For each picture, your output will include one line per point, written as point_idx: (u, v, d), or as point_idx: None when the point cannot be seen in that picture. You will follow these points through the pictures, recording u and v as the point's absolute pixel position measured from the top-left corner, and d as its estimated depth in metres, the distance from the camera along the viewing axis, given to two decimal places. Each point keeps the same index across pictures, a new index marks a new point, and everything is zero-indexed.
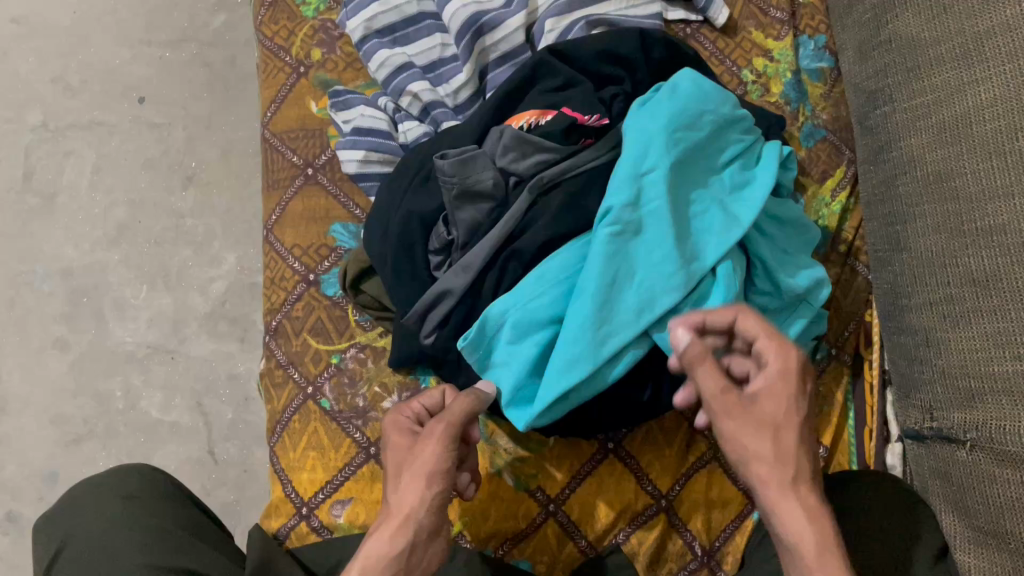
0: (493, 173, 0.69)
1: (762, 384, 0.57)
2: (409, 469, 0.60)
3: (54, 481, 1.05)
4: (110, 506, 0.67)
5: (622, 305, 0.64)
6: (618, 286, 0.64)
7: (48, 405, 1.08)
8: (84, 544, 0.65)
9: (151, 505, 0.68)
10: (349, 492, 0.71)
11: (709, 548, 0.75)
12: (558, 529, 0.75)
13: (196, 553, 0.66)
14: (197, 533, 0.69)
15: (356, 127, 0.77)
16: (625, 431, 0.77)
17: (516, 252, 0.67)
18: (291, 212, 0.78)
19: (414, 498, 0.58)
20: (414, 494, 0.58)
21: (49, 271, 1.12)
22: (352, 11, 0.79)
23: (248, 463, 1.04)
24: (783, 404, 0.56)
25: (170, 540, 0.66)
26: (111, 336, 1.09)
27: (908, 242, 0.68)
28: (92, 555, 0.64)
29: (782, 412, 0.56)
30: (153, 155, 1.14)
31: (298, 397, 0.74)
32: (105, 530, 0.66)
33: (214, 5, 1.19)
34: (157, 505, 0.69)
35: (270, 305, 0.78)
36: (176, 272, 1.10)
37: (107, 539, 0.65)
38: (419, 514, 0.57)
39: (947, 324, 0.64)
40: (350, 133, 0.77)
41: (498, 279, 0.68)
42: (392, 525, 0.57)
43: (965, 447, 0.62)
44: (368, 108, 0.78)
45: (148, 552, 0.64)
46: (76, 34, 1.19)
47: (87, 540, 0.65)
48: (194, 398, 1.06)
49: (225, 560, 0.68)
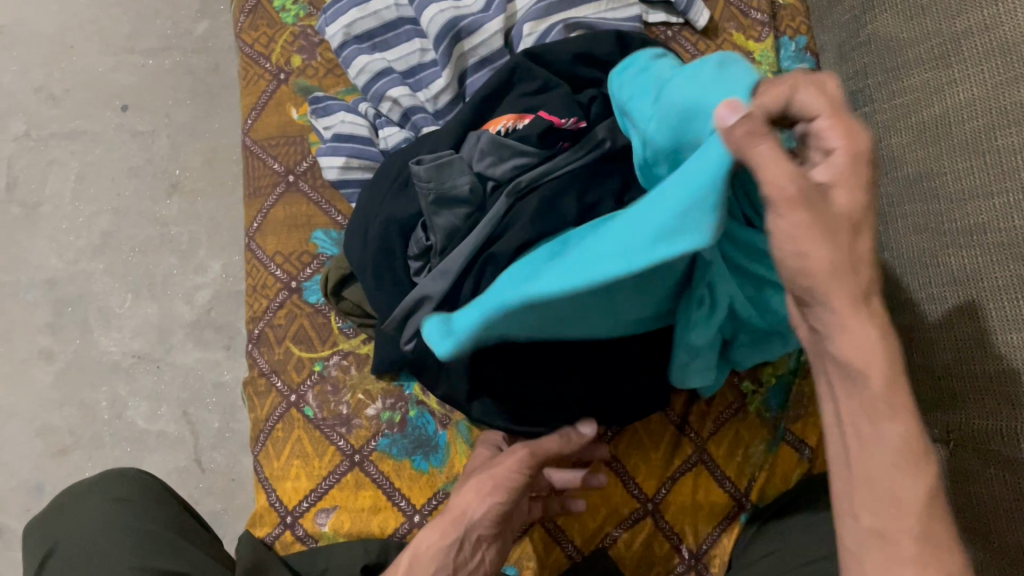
0: (469, 179, 0.65)
1: (827, 175, 0.43)
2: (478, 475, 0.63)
3: (40, 492, 1.09)
4: (101, 510, 0.68)
5: (610, 244, 0.46)
6: (609, 234, 0.47)
7: (34, 416, 1.12)
8: (75, 548, 0.65)
9: (143, 508, 0.69)
10: (334, 500, 0.71)
11: (696, 550, 0.75)
12: (543, 533, 0.76)
13: (188, 555, 0.66)
14: (189, 536, 0.69)
15: (336, 133, 0.76)
16: (611, 435, 0.78)
17: (492, 257, 0.63)
18: (273, 220, 0.79)
19: (471, 498, 0.61)
20: (473, 496, 0.62)
21: (34, 281, 1.16)
22: (330, 18, 0.79)
23: (235, 471, 1.09)
24: (859, 196, 0.42)
25: (164, 543, 0.66)
26: (96, 346, 1.14)
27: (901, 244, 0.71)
28: (85, 558, 0.64)
29: (858, 207, 0.42)
30: (137, 163, 1.20)
31: (282, 405, 0.74)
32: (96, 533, 0.66)
33: (197, 12, 1.25)
34: (150, 509, 0.69)
35: (253, 312, 0.78)
36: (161, 280, 1.16)
37: (99, 542, 0.65)
38: (471, 513, 0.61)
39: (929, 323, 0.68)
40: (331, 138, 0.76)
41: (476, 285, 0.63)
42: (445, 520, 0.60)
43: (948, 448, 0.66)
44: (349, 115, 0.77)
45: (141, 554, 0.64)
46: (59, 42, 1.25)
47: (79, 543, 0.66)
48: (180, 407, 1.12)
49: (216, 564, 0.68)
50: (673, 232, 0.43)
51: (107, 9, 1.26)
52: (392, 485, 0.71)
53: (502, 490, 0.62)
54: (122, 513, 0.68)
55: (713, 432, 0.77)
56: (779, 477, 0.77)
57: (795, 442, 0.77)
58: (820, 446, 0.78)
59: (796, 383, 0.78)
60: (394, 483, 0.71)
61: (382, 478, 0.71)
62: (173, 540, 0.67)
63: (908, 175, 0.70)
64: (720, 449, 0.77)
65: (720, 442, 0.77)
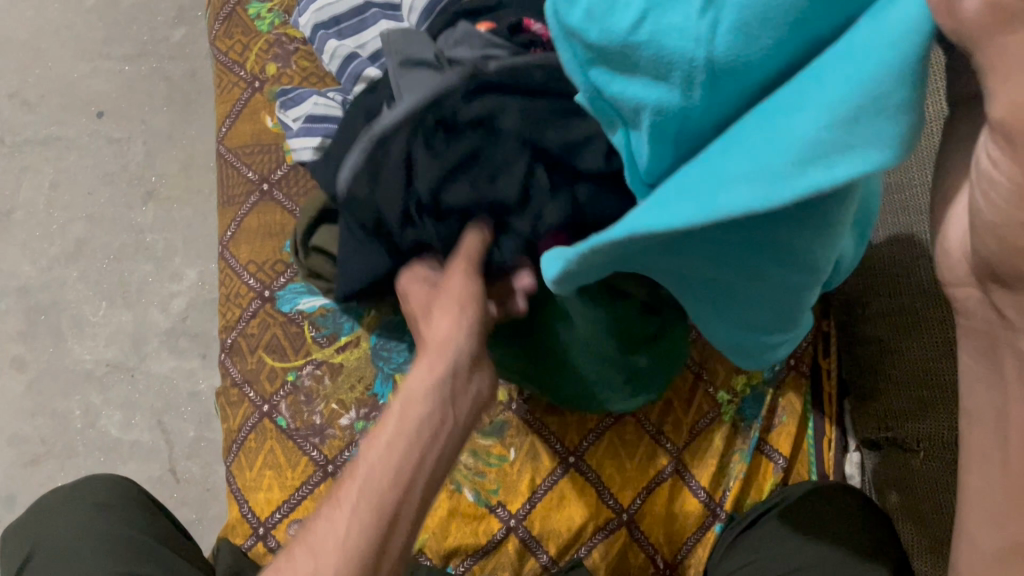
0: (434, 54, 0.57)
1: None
2: (437, 304, 0.53)
3: (11, 502, 1.07)
4: (80, 514, 0.67)
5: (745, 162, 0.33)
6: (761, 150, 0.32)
7: (6, 425, 1.10)
8: (51, 553, 0.65)
9: (122, 513, 0.68)
10: (306, 512, 0.70)
11: (671, 561, 0.75)
12: (518, 544, 0.74)
13: (165, 561, 0.65)
14: (168, 541, 0.68)
15: (308, 116, 0.72)
16: (587, 444, 0.77)
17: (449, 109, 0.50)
18: (246, 229, 0.78)
19: (448, 325, 0.51)
20: (449, 320, 0.51)
21: (6, 289, 1.15)
22: (306, 8, 0.80)
23: (211, 481, 1.08)
24: None
25: (144, 548, 0.65)
26: (69, 354, 1.13)
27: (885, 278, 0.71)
28: (60, 562, 0.64)
29: None
30: (112, 169, 1.19)
31: (254, 415, 0.73)
32: (72, 538, 0.65)
33: (174, 19, 1.24)
34: (128, 513, 0.68)
35: (226, 322, 0.77)
36: (136, 288, 1.15)
37: (75, 545, 0.64)
38: (456, 339, 0.51)
39: (902, 333, 0.69)
40: (302, 123, 0.72)
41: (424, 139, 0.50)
42: (428, 356, 0.50)
43: (919, 457, 0.68)
44: (322, 98, 0.73)
45: (116, 560, 0.63)
46: (33, 48, 1.24)
47: (57, 545, 0.65)
48: (155, 416, 1.11)
49: (194, 567, 0.66)
50: (825, 156, 0.31)
51: (82, 15, 1.25)
52: None
53: (475, 305, 0.52)
54: (97, 519, 0.67)
55: (688, 441, 0.77)
56: (753, 487, 0.77)
57: (768, 452, 0.78)
58: (793, 457, 0.78)
59: (771, 394, 0.79)
60: None
61: None
62: (147, 546, 0.66)
63: (883, 186, 0.70)
64: (695, 459, 0.77)
65: (695, 451, 0.77)
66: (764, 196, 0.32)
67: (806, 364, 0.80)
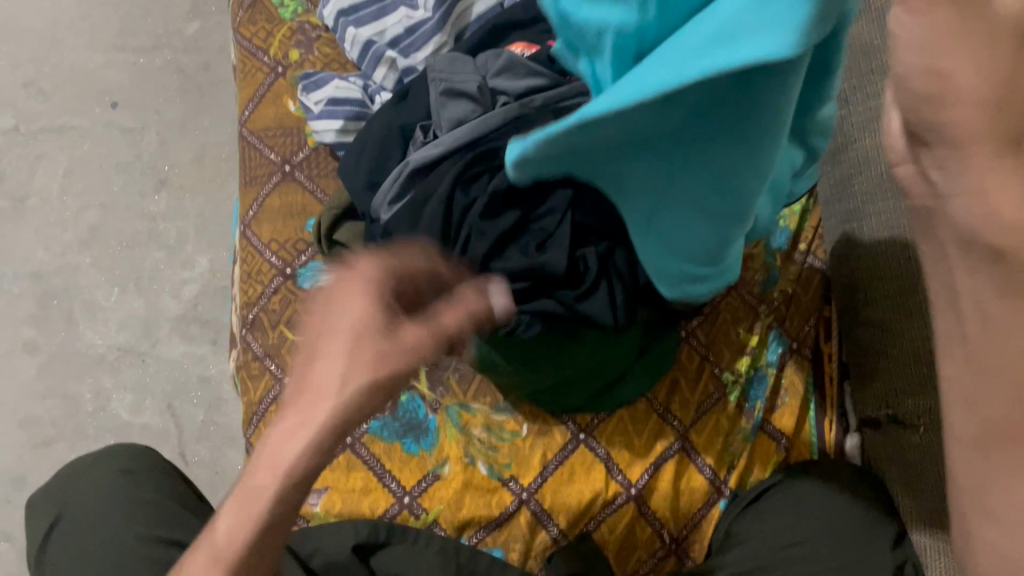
0: (478, 83, 0.66)
1: None
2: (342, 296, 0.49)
3: (21, 482, 1.09)
4: (109, 480, 0.69)
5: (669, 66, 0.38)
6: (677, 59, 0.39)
7: (18, 407, 1.12)
8: (78, 515, 0.67)
9: (146, 480, 0.70)
10: (326, 481, 0.76)
11: (676, 535, 0.78)
12: (529, 517, 0.76)
13: (186, 525, 0.68)
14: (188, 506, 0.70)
15: (329, 99, 0.77)
16: (597, 421, 0.79)
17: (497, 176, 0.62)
18: (269, 208, 0.80)
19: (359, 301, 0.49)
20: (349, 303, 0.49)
21: (20, 273, 1.17)
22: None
23: (220, 465, 1.10)
24: None
25: (165, 513, 0.68)
26: (81, 338, 1.14)
27: (889, 265, 0.74)
28: (86, 525, 0.66)
29: None
30: (125, 158, 1.21)
31: (275, 387, 0.75)
32: (98, 502, 0.68)
33: (189, 13, 1.27)
34: (154, 479, 0.70)
35: (247, 298, 0.79)
36: (148, 274, 1.17)
37: (100, 511, 0.67)
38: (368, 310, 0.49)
39: (903, 314, 0.72)
40: (324, 106, 0.77)
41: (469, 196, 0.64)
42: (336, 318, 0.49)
43: (919, 433, 0.71)
44: (342, 82, 0.78)
45: (141, 525, 0.66)
46: (50, 39, 1.26)
47: (82, 509, 0.67)
48: (165, 401, 1.12)
49: None
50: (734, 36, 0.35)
51: (98, 7, 1.27)
52: (383, 467, 0.76)
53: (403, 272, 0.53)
54: (124, 484, 0.69)
55: (695, 420, 0.80)
56: (757, 466, 0.80)
57: (772, 432, 0.80)
58: (795, 436, 0.81)
59: (774, 375, 0.81)
60: (385, 465, 0.76)
61: (372, 459, 0.76)
62: (171, 511, 0.68)
63: (885, 174, 0.73)
64: (701, 438, 0.79)
65: (701, 430, 0.79)
66: (678, 75, 0.37)
67: (807, 347, 0.83)
